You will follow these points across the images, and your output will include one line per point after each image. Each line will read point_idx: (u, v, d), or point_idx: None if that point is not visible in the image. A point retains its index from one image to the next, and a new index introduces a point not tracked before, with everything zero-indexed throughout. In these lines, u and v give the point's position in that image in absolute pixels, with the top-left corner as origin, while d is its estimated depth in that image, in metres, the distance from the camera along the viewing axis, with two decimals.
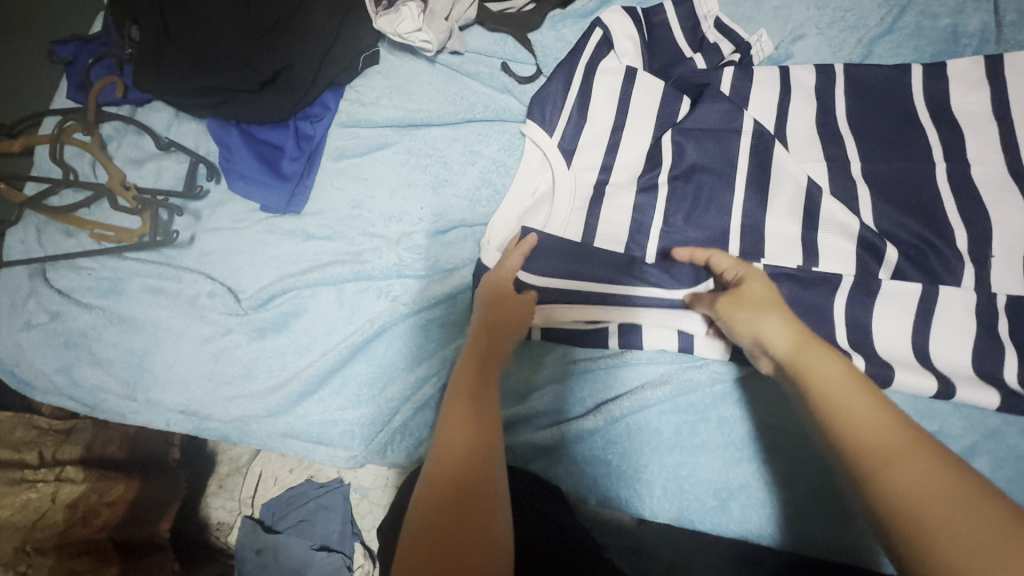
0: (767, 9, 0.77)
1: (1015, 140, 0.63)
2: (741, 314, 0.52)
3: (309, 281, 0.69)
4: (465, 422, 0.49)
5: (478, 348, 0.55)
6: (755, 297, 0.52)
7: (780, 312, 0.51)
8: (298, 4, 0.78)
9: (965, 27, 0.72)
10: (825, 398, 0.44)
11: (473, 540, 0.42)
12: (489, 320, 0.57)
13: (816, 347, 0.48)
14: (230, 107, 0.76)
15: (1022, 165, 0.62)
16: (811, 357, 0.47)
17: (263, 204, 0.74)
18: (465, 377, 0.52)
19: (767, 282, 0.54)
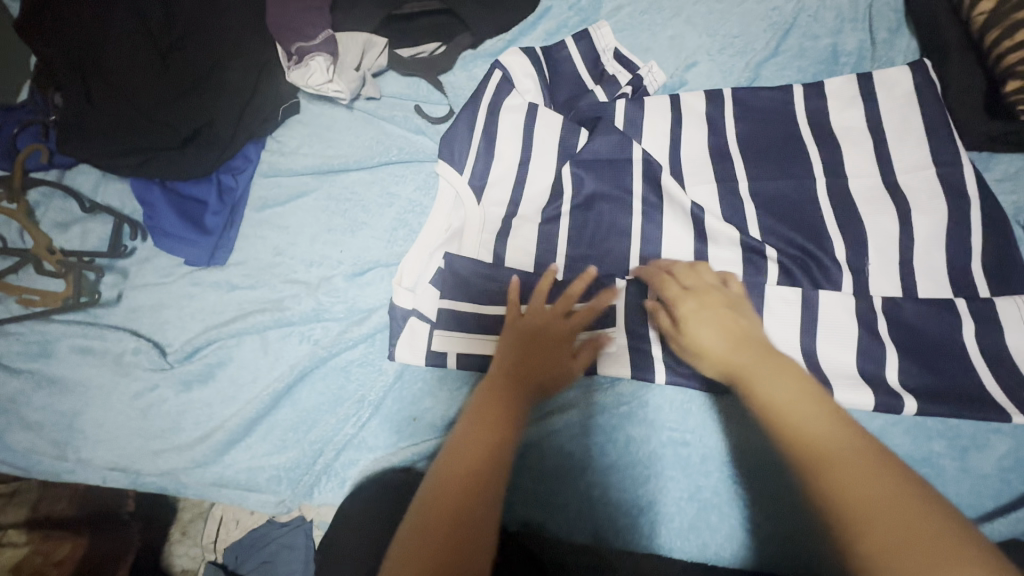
0: (662, 39, 0.82)
1: (887, 152, 0.67)
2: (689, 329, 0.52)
3: (232, 331, 0.71)
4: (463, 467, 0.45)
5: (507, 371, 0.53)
6: (691, 325, 0.52)
7: (722, 342, 0.50)
8: (214, 63, 0.82)
9: (844, 46, 0.77)
10: (774, 405, 0.43)
11: None
12: (529, 348, 0.56)
13: (771, 360, 0.47)
14: (154, 166, 0.79)
15: (892, 177, 0.66)
16: (761, 371, 0.46)
17: (186, 258, 0.76)
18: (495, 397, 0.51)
19: (702, 308, 0.53)
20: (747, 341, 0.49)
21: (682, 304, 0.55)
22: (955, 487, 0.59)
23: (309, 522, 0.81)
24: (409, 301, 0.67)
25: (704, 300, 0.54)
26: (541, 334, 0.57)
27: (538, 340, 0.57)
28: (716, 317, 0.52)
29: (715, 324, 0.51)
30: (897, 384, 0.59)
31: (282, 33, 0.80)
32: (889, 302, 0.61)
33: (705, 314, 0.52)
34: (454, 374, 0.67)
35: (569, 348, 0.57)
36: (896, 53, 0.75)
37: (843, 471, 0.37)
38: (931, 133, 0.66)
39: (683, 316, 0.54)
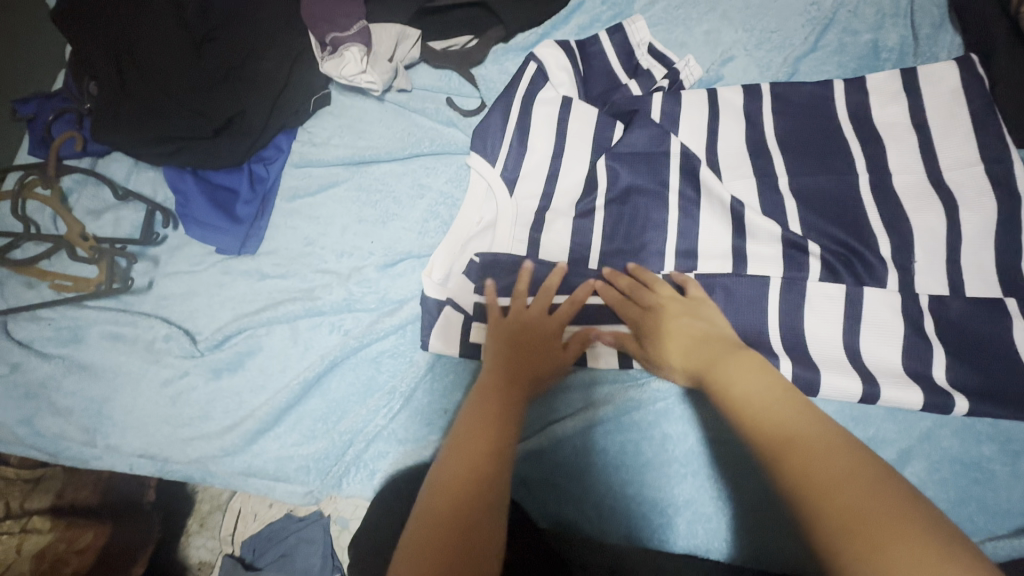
0: (697, 34, 0.81)
1: (933, 148, 0.65)
2: (667, 325, 0.57)
3: (262, 320, 0.71)
4: (478, 457, 0.47)
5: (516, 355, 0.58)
6: (671, 329, 0.56)
7: (685, 357, 0.54)
8: (247, 53, 0.82)
9: (885, 42, 0.75)
10: (745, 403, 0.45)
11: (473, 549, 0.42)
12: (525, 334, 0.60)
13: (733, 358, 0.50)
14: (186, 154, 0.79)
15: (939, 174, 0.64)
16: (727, 369, 0.49)
17: (218, 247, 0.76)
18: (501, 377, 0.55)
19: (666, 322, 0.57)
20: (706, 350, 0.53)
21: (656, 324, 0.58)
22: (1003, 491, 0.57)
23: (328, 516, 0.80)
24: (444, 292, 0.66)
25: (669, 315, 0.57)
26: (532, 333, 0.60)
27: (536, 341, 0.60)
28: (688, 329, 0.56)
29: (681, 339, 0.55)
30: (945, 385, 0.58)
31: (315, 21, 0.79)
32: (937, 299, 0.60)
33: (682, 332, 0.56)
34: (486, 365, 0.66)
35: (555, 351, 0.60)
36: (939, 49, 0.74)
37: (804, 460, 0.39)
38: (979, 128, 0.65)
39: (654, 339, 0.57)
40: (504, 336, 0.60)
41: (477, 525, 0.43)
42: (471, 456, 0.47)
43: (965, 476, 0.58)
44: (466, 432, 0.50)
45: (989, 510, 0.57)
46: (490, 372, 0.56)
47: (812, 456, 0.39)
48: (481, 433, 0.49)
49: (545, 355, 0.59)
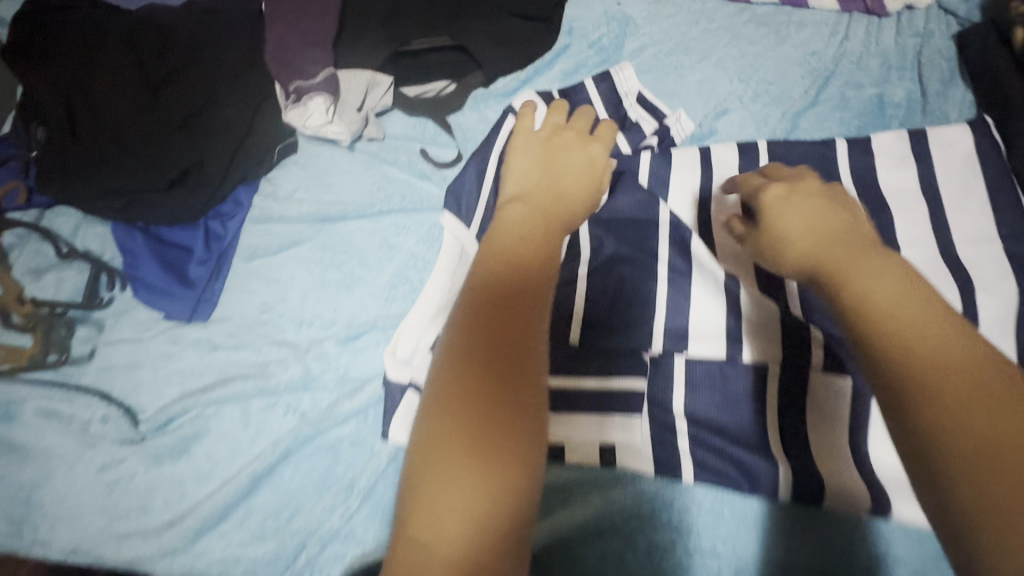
0: (689, 84, 0.76)
1: (945, 222, 0.60)
2: (786, 207, 0.50)
3: (211, 399, 0.65)
4: (496, 348, 0.42)
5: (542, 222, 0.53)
6: (791, 211, 0.49)
7: (807, 243, 0.47)
8: (207, 98, 0.76)
9: (891, 97, 0.70)
10: (883, 307, 0.40)
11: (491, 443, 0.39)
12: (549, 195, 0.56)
13: (866, 260, 0.43)
14: (138, 209, 0.73)
15: (952, 250, 0.59)
16: (862, 270, 0.43)
17: (165, 312, 0.69)
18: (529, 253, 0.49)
19: (794, 198, 0.49)
20: (835, 249, 0.45)
21: (778, 196, 0.50)
22: None
23: None
24: (408, 374, 0.61)
25: (798, 188, 0.49)
26: (562, 177, 0.58)
27: (545, 227, 0.53)
28: (809, 214, 0.48)
29: (807, 220, 0.48)
30: None
31: (278, 67, 0.74)
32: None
33: (805, 215, 0.48)
34: None
35: (580, 150, 0.61)
36: (950, 106, 0.68)
37: (955, 384, 0.35)
38: (991, 203, 0.60)
39: (766, 210, 0.50)
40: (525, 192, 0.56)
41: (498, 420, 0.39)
42: (484, 350, 0.42)
43: None
44: (486, 311, 0.44)
45: None
46: (514, 236, 0.50)
47: (974, 410, 0.34)
48: (503, 321, 0.43)
49: (534, 255, 0.49)
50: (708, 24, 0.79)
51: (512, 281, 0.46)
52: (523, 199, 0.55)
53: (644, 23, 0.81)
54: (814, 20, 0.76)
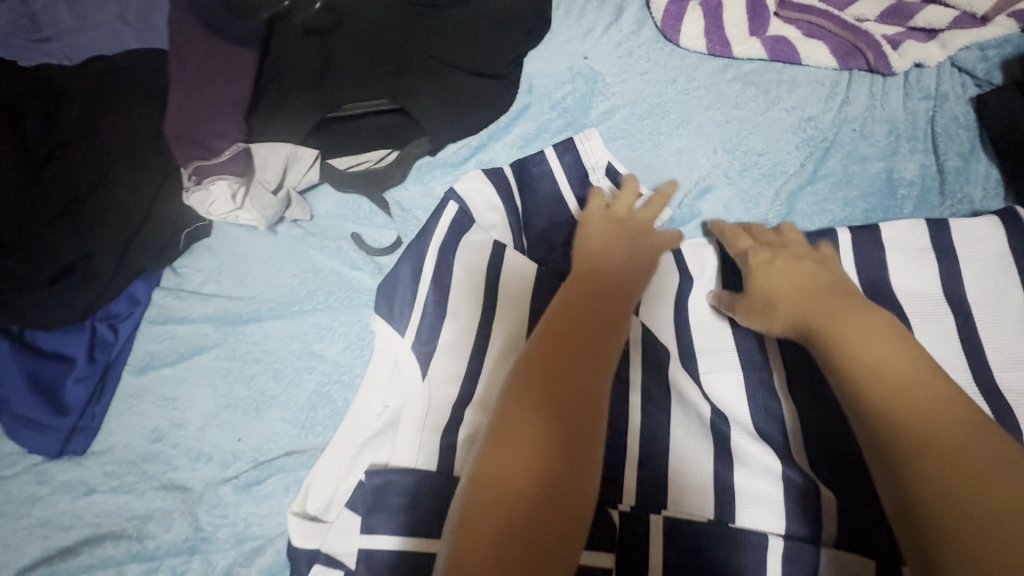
0: (667, 153, 0.65)
1: (977, 340, 0.49)
2: (778, 262, 0.49)
3: (78, 566, 0.52)
4: (574, 329, 0.42)
5: (621, 232, 0.53)
6: (768, 271, 0.49)
7: (790, 300, 0.46)
8: (100, 177, 0.64)
9: (901, 173, 0.59)
10: (867, 358, 0.39)
11: (564, 413, 0.38)
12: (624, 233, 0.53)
13: (857, 316, 0.42)
14: (6, 315, 0.59)
15: (986, 377, 0.48)
16: (846, 321, 0.42)
17: (30, 447, 0.57)
18: (615, 250, 0.51)
19: (778, 258, 0.50)
20: (818, 300, 0.45)
21: (760, 260, 0.50)
22: None
23: None
24: (318, 539, 0.49)
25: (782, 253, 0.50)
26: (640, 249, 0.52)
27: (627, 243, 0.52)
28: (792, 269, 0.48)
29: (793, 281, 0.47)
30: None
31: (191, 149, 0.64)
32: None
33: (783, 267, 0.49)
34: None
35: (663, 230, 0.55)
36: (972, 187, 0.58)
37: (941, 440, 0.35)
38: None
39: (753, 275, 0.50)
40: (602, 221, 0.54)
41: (573, 403, 0.38)
42: (566, 328, 0.42)
43: None
44: (571, 296, 0.45)
45: None
46: (598, 234, 0.52)
47: (945, 455, 0.34)
48: (585, 303, 0.44)
49: (625, 254, 0.51)
50: (687, 82, 0.68)
51: (599, 274, 0.47)
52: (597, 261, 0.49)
53: (614, 79, 0.70)
54: (808, 79, 0.66)
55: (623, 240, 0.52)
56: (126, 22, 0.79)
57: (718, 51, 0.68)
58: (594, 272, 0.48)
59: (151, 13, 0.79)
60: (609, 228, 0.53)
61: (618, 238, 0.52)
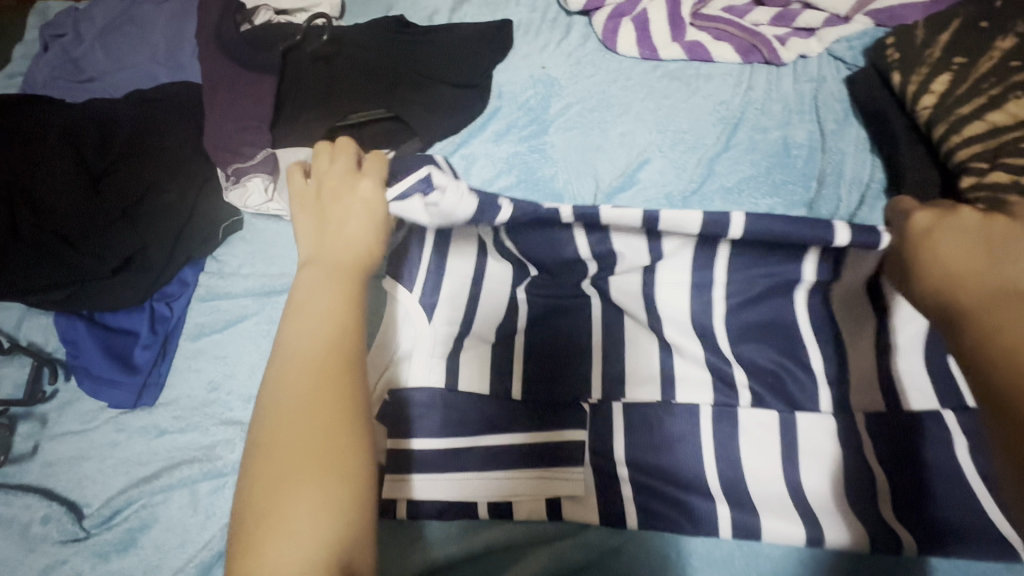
0: (613, 137, 0.81)
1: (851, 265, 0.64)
2: (944, 232, 0.44)
3: (158, 487, 0.64)
4: (318, 331, 0.47)
5: (316, 220, 0.55)
6: (939, 242, 0.43)
7: (954, 271, 0.41)
8: (150, 184, 0.78)
9: (794, 138, 0.76)
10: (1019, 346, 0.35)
11: (321, 407, 0.43)
12: (315, 209, 0.56)
13: (1023, 296, 0.38)
14: (82, 300, 0.73)
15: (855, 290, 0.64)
16: (1007, 307, 0.37)
17: (109, 401, 0.69)
18: (331, 248, 0.53)
19: (946, 224, 0.44)
20: (984, 281, 0.39)
21: (926, 226, 0.45)
22: None
23: None
24: None
25: (956, 217, 0.44)
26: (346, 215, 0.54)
27: (325, 222, 0.55)
28: (960, 238, 0.43)
29: (958, 250, 0.42)
30: (893, 518, 0.52)
31: (224, 154, 0.77)
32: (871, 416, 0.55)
33: (951, 238, 0.43)
34: (406, 522, 0.59)
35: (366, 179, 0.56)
36: (846, 143, 0.73)
37: None
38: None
39: (918, 242, 0.45)
40: (306, 199, 0.57)
41: (327, 396, 0.44)
42: (310, 333, 0.47)
43: None
44: (302, 306, 0.49)
45: None
46: (312, 242, 0.54)
47: None
48: (321, 296, 0.49)
49: (344, 243, 0.53)
50: (626, 81, 0.85)
51: (340, 267, 0.51)
52: (319, 262, 0.52)
53: (568, 82, 0.87)
54: (720, 72, 0.83)
55: (321, 233, 0.54)
56: (156, 59, 0.94)
57: (648, 55, 0.85)
58: (326, 267, 0.51)
59: (177, 52, 0.94)
60: (309, 220, 0.56)
61: (317, 231, 0.54)
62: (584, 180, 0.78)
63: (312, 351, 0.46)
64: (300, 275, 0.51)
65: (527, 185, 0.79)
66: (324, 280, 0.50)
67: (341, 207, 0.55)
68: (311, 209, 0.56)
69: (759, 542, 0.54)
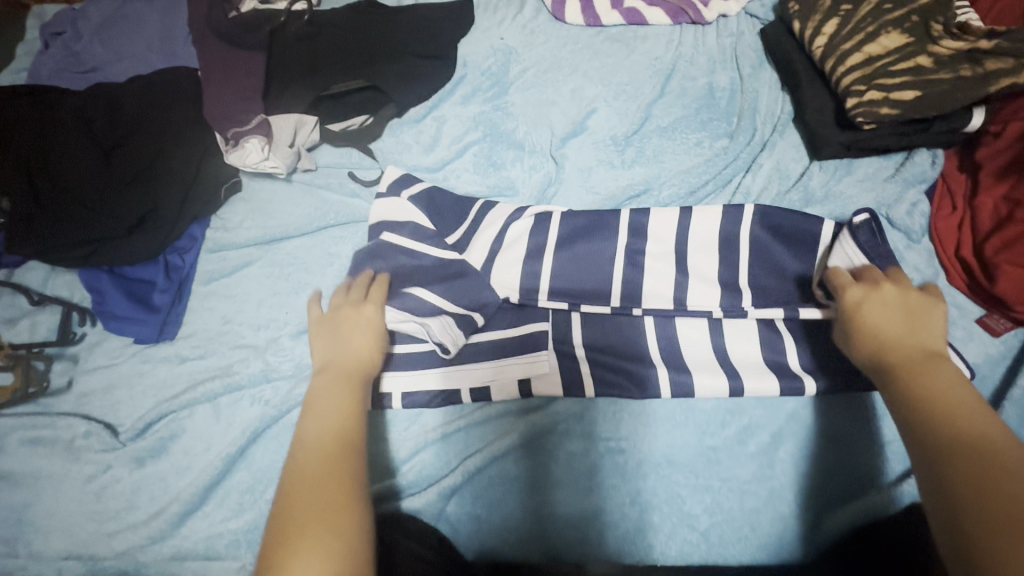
0: (565, 92, 0.93)
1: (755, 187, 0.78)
2: (871, 303, 0.57)
3: (183, 403, 0.73)
4: (323, 428, 0.55)
5: (324, 335, 0.66)
6: (870, 310, 0.57)
7: (887, 335, 0.54)
8: (158, 153, 0.88)
9: (718, 83, 0.88)
10: (942, 392, 0.48)
11: (308, 492, 0.49)
12: (327, 324, 0.67)
13: (929, 355, 0.52)
14: (102, 255, 0.82)
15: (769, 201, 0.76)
16: (929, 365, 0.50)
17: (135, 338, 0.79)
18: (341, 360, 0.62)
19: (875, 297, 0.58)
20: (904, 344, 0.53)
21: (859, 297, 0.59)
22: (869, 456, 0.61)
23: None
24: None
25: (880, 291, 0.58)
26: (345, 332, 0.65)
27: (333, 338, 0.65)
28: (887, 309, 0.56)
29: (889, 319, 0.56)
30: (799, 367, 0.65)
31: (223, 122, 0.88)
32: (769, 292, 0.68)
33: (881, 309, 0.57)
34: (401, 413, 0.70)
35: (374, 305, 0.67)
36: (761, 85, 0.86)
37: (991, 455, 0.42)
38: (840, 253, 0.66)
39: (857, 309, 0.58)
40: (320, 318, 0.68)
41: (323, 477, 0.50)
42: (317, 429, 0.55)
43: (831, 447, 0.62)
44: (314, 406, 0.57)
45: (860, 475, 0.61)
46: (323, 356, 0.64)
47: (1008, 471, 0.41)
48: (334, 397, 0.58)
49: (352, 357, 0.63)
50: (574, 45, 0.97)
51: (347, 373, 0.61)
52: (329, 369, 0.61)
53: (523, 50, 0.98)
54: (654, 33, 0.95)
55: (330, 348, 0.64)
56: (151, 49, 1.04)
57: (592, 22, 0.98)
58: (336, 373, 0.61)
59: (171, 40, 1.04)
60: (320, 334, 0.66)
61: (325, 347, 0.64)
62: (541, 130, 0.90)
63: (323, 448, 0.53)
64: (314, 383, 0.60)
65: (492, 138, 0.91)
66: (330, 387, 0.59)
67: (350, 324, 0.65)
68: (325, 321, 0.67)
69: (692, 398, 0.66)
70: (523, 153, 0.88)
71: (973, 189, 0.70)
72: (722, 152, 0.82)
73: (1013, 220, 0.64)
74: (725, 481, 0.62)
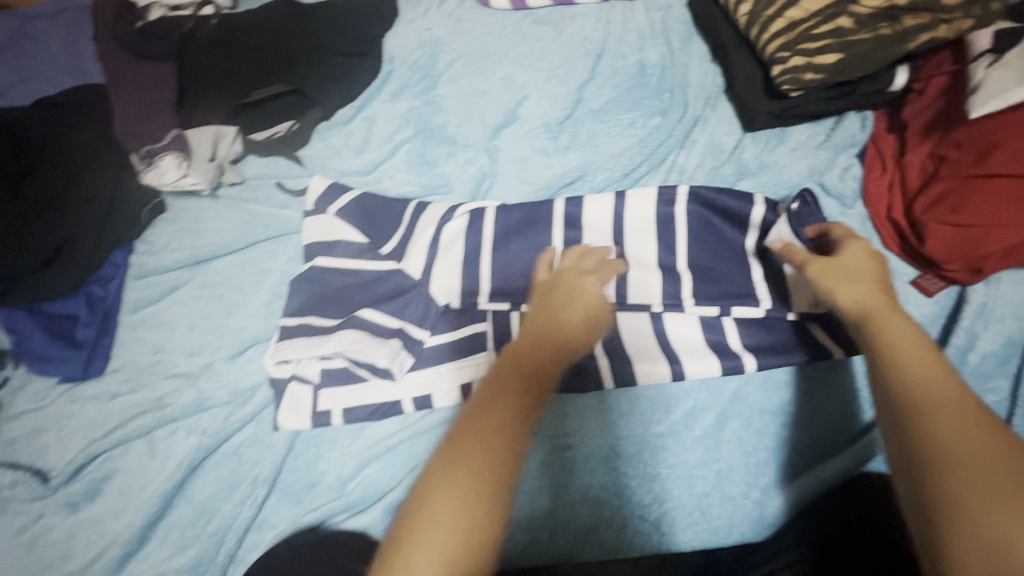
0: (495, 81, 0.90)
1: (691, 164, 0.76)
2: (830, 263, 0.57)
3: (115, 441, 0.70)
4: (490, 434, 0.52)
5: (546, 312, 0.62)
6: (829, 268, 0.56)
7: (844, 292, 0.54)
8: (70, 177, 0.82)
9: (648, 60, 0.86)
10: (891, 349, 0.47)
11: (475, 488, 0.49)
12: (554, 298, 0.64)
13: (896, 310, 0.51)
14: (16, 293, 0.76)
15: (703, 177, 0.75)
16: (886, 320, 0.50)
17: (60, 377, 0.75)
18: (538, 355, 0.59)
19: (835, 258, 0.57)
20: (864, 301, 0.52)
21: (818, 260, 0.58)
22: (810, 429, 0.62)
23: None
24: (287, 370, 0.68)
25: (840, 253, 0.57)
26: (565, 313, 0.62)
27: (552, 316, 0.62)
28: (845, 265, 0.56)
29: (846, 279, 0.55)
30: (739, 346, 0.64)
31: (137, 139, 0.85)
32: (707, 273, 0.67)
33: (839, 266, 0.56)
34: (345, 428, 0.68)
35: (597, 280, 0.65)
36: (691, 58, 0.85)
37: (935, 417, 0.42)
38: (776, 235, 0.66)
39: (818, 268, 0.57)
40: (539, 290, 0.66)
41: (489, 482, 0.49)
42: (486, 429, 0.52)
43: (775, 423, 0.62)
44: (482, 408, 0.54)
45: (804, 448, 0.61)
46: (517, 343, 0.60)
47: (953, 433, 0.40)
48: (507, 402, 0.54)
49: (546, 353, 0.59)
50: (501, 31, 0.94)
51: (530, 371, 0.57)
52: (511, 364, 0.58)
53: (450, 40, 0.95)
54: (582, 13, 0.93)
55: (537, 333, 0.61)
56: (55, 67, 0.98)
57: (518, 6, 0.95)
58: (513, 372, 0.57)
59: (79, 57, 0.98)
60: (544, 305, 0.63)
61: (539, 326, 0.61)
62: (472, 123, 0.87)
63: (478, 447, 0.51)
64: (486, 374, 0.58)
65: (423, 134, 0.88)
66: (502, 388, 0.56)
67: (568, 305, 0.63)
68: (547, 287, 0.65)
69: (635, 386, 0.65)
70: (455, 147, 0.85)
71: (900, 149, 0.70)
72: (656, 131, 0.80)
73: (939, 177, 0.63)
74: (673, 466, 0.61)
